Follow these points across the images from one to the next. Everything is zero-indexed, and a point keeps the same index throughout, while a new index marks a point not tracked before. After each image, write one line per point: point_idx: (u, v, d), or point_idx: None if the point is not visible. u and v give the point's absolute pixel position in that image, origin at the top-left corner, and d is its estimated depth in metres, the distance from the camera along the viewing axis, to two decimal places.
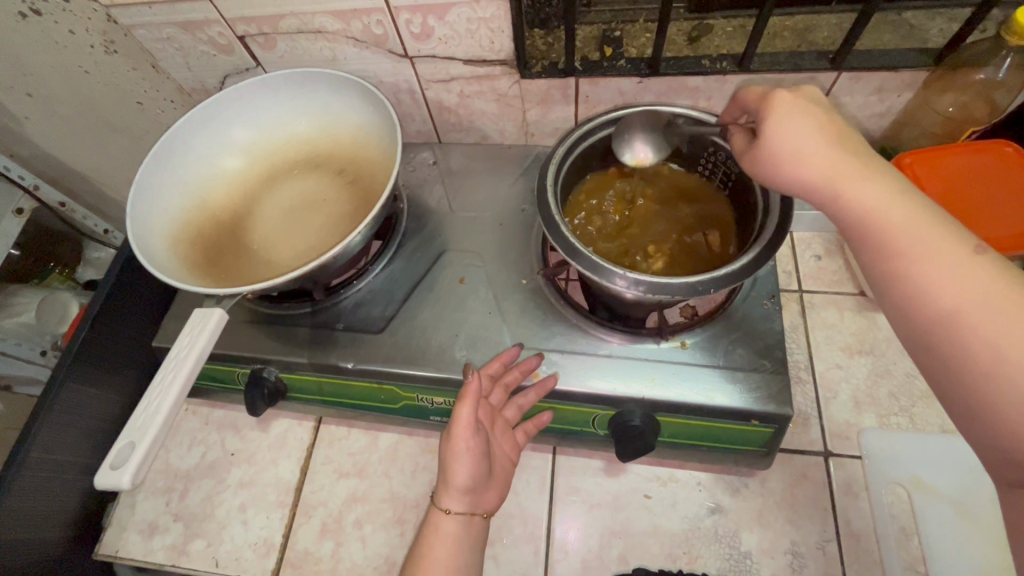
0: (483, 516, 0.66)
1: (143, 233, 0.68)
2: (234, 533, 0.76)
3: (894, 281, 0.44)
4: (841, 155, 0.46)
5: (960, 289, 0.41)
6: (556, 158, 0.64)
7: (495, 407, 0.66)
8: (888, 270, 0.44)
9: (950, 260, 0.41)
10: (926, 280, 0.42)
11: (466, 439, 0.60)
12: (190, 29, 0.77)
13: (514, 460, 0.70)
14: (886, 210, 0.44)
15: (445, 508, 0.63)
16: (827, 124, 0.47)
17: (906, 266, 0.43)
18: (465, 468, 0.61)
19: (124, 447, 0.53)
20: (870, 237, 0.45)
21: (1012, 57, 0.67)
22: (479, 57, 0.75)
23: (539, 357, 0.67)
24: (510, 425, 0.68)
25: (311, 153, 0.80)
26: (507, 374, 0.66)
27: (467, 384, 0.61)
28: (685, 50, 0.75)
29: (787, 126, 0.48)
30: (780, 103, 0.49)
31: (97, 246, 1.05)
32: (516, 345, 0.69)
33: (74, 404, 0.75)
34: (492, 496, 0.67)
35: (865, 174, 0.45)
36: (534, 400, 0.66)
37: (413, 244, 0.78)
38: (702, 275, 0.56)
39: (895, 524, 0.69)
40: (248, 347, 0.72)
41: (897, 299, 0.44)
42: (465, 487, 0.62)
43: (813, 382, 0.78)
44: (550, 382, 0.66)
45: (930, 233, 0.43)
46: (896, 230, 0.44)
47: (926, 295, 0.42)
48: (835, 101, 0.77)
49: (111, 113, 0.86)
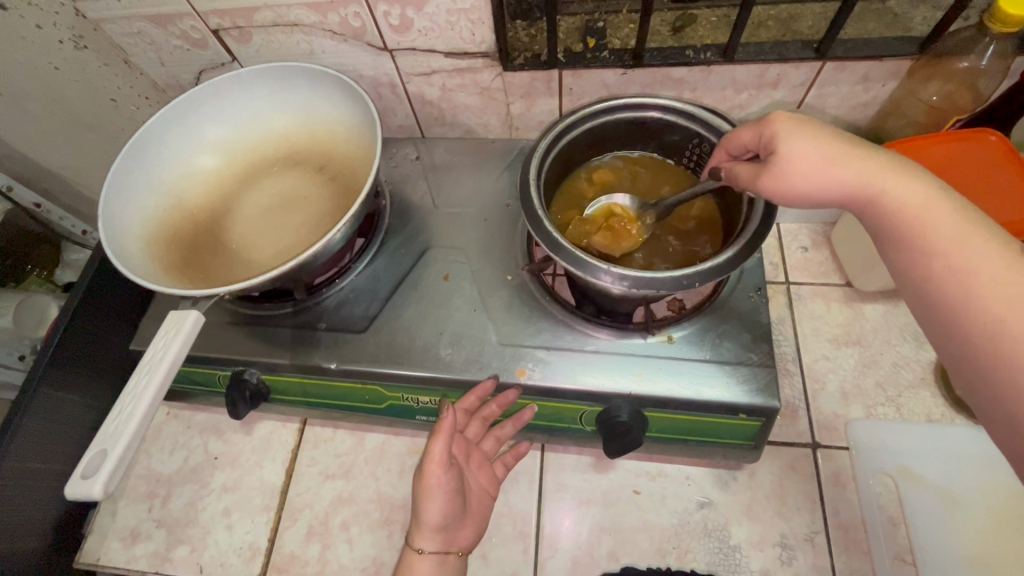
0: (458, 554, 0.66)
1: (116, 233, 0.66)
2: (218, 538, 0.74)
3: (938, 280, 0.45)
4: (869, 161, 0.49)
5: (1006, 283, 0.42)
6: (539, 151, 0.63)
7: (471, 441, 0.69)
8: (931, 271, 0.46)
9: (993, 257, 0.43)
10: (972, 277, 0.43)
11: (438, 475, 0.61)
12: (162, 23, 0.74)
13: (492, 494, 0.71)
14: (932, 211, 0.46)
15: (418, 547, 0.64)
16: (847, 137, 0.51)
17: (950, 262, 0.45)
18: (437, 506, 0.61)
19: (95, 456, 0.52)
20: (913, 237, 0.47)
21: (995, 45, 0.66)
22: (460, 49, 0.74)
23: (517, 390, 0.66)
24: (485, 459, 0.71)
25: (291, 150, 0.79)
26: (484, 407, 0.68)
27: (441, 418, 0.61)
28: (669, 40, 0.74)
29: (807, 135, 0.50)
30: (792, 118, 0.52)
31: (74, 248, 1.03)
32: (491, 376, 0.66)
33: (51, 411, 0.73)
34: (466, 532, 0.67)
35: (901, 178, 0.48)
36: (511, 433, 0.70)
37: (396, 241, 0.77)
38: (688, 269, 0.55)
39: (883, 514, 0.69)
40: (228, 349, 0.71)
41: (939, 297, 0.45)
42: (438, 525, 0.62)
43: (800, 374, 0.78)
44: (525, 415, 0.69)
45: (975, 235, 0.45)
46: (942, 231, 0.45)
47: (972, 291, 0.43)
48: (820, 91, 0.76)
49: (83, 110, 0.84)
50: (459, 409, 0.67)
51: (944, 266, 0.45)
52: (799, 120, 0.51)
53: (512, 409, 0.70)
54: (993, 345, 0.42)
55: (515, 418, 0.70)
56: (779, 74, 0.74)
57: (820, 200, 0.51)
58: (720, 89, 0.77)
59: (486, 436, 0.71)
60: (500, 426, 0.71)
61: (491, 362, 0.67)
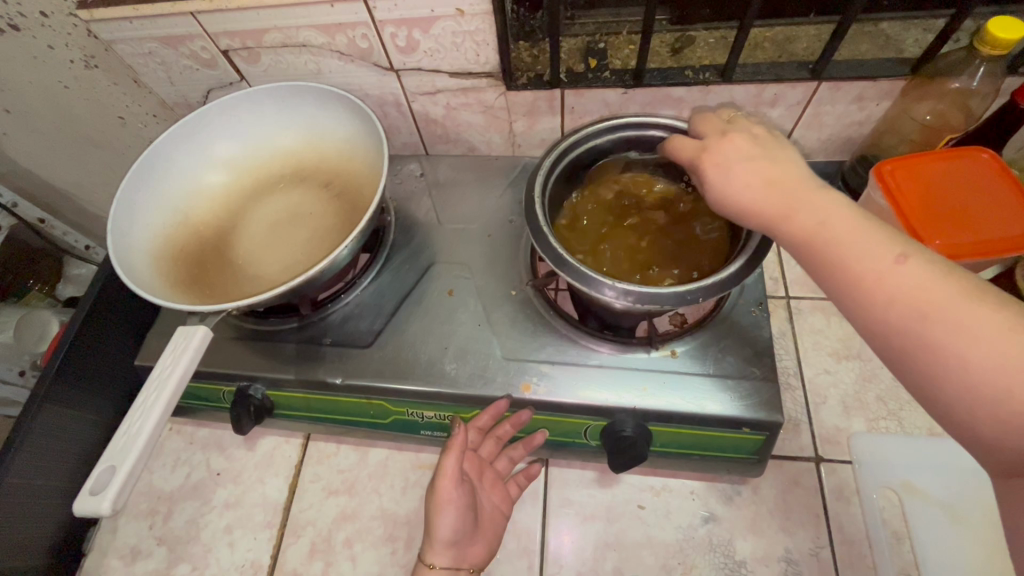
0: (470, 571, 0.66)
1: (124, 249, 0.67)
2: (220, 555, 0.74)
3: (846, 289, 0.44)
4: (768, 183, 0.49)
5: (901, 285, 0.41)
6: (543, 170, 0.64)
7: (484, 459, 0.69)
8: (840, 282, 0.44)
9: (891, 264, 0.42)
10: (872, 283, 0.42)
11: (449, 490, 0.63)
12: (173, 44, 0.76)
13: (506, 514, 0.71)
14: (824, 224, 0.45)
15: (430, 561, 0.65)
16: (762, 163, 0.50)
17: (853, 273, 0.43)
18: (449, 521, 0.63)
19: (104, 472, 0.52)
20: (816, 251, 0.46)
21: (985, 65, 0.68)
22: (464, 70, 0.76)
23: (530, 412, 0.67)
24: (499, 478, 0.71)
25: (297, 168, 0.80)
26: (497, 427, 0.69)
27: (453, 436, 0.64)
28: (668, 61, 0.76)
29: (716, 173, 0.51)
30: (705, 156, 0.53)
31: (78, 263, 1.04)
32: (506, 398, 0.66)
33: (54, 428, 0.73)
34: (479, 549, 0.67)
35: (792, 193, 0.48)
36: (523, 455, 0.72)
37: (401, 256, 0.78)
38: (691, 284, 0.56)
39: (888, 529, 0.69)
40: (236, 364, 0.71)
41: (853, 300, 0.44)
42: (449, 541, 0.63)
43: (802, 388, 0.79)
44: (538, 439, 0.70)
45: (864, 242, 0.43)
46: (833, 238, 0.45)
47: (874, 295, 0.42)
48: (817, 110, 0.78)
49: (91, 128, 0.86)
50: (471, 428, 0.68)
51: (850, 282, 0.43)
52: (710, 159, 0.52)
53: (525, 431, 0.71)
54: (915, 354, 0.40)
55: (527, 440, 0.71)
56: (776, 94, 0.75)
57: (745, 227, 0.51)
58: None
59: (498, 456, 0.71)
60: (512, 446, 0.72)
61: (496, 377, 0.67)
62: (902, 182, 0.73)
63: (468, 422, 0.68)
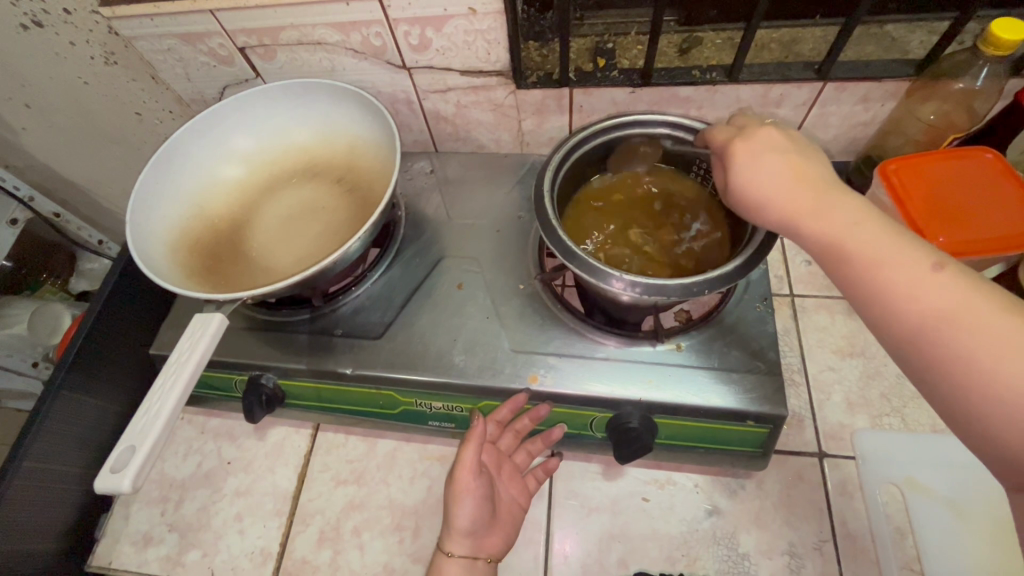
0: (486, 561, 0.67)
1: (142, 240, 0.68)
2: (231, 542, 0.75)
3: (870, 298, 0.45)
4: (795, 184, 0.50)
5: (926, 296, 0.42)
6: (551, 166, 0.65)
7: (503, 452, 0.70)
8: (864, 291, 0.45)
9: (921, 277, 0.43)
10: (898, 294, 0.43)
11: (467, 481, 0.64)
12: (191, 41, 0.77)
13: (524, 506, 0.72)
14: (851, 231, 0.46)
15: (448, 551, 0.65)
16: (789, 161, 0.51)
17: (880, 282, 0.44)
18: (467, 510, 0.64)
19: (124, 452, 0.53)
20: (838, 257, 0.47)
21: (988, 67, 0.69)
22: (475, 68, 0.77)
23: (547, 407, 0.68)
24: (517, 471, 0.72)
25: (311, 163, 0.81)
26: (516, 421, 0.71)
27: (472, 427, 0.64)
28: (676, 61, 0.77)
29: (749, 165, 0.53)
30: (739, 146, 0.54)
31: (91, 257, 1.06)
32: (524, 392, 0.67)
33: (69, 413, 0.74)
34: (496, 540, 0.68)
35: (821, 199, 0.49)
36: (541, 449, 0.73)
37: (412, 251, 0.79)
38: (696, 277, 0.57)
39: (891, 524, 0.70)
40: (248, 355, 0.72)
41: (872, 311, 0.46)
42: (467, 530, 0.64)
43: (806, 384, 0.79)
44: (556, 434, 0.71)
45: (893, 252, 0.45)
46: (861, 246, 0.46)
47: (902, 306, 0.43)
48: (822, 110, 0.79)
49: (110, 124, 0.88)
50: (492, 421, 0.69)
51: (875, 293, 0.45)
52: (744, 148, 0.53)
53: (544, 425, 0.72)
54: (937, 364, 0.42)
55: (545, 435, 0.72)
56: (781, 93, 0.77)
57: (767, 222, 0.52)
58: (725, 107, 0.80)
59: (518, 449, 0.73)
60: (530, 441, 0.73)
61: (504, 368, 0.68)
62: (906, 181, 0.74)
63: (489, 415, 0.69)
